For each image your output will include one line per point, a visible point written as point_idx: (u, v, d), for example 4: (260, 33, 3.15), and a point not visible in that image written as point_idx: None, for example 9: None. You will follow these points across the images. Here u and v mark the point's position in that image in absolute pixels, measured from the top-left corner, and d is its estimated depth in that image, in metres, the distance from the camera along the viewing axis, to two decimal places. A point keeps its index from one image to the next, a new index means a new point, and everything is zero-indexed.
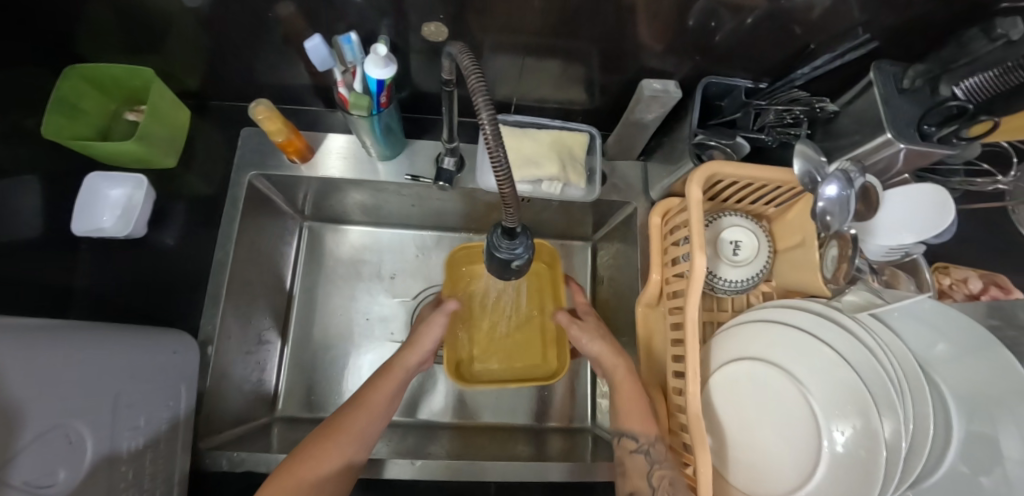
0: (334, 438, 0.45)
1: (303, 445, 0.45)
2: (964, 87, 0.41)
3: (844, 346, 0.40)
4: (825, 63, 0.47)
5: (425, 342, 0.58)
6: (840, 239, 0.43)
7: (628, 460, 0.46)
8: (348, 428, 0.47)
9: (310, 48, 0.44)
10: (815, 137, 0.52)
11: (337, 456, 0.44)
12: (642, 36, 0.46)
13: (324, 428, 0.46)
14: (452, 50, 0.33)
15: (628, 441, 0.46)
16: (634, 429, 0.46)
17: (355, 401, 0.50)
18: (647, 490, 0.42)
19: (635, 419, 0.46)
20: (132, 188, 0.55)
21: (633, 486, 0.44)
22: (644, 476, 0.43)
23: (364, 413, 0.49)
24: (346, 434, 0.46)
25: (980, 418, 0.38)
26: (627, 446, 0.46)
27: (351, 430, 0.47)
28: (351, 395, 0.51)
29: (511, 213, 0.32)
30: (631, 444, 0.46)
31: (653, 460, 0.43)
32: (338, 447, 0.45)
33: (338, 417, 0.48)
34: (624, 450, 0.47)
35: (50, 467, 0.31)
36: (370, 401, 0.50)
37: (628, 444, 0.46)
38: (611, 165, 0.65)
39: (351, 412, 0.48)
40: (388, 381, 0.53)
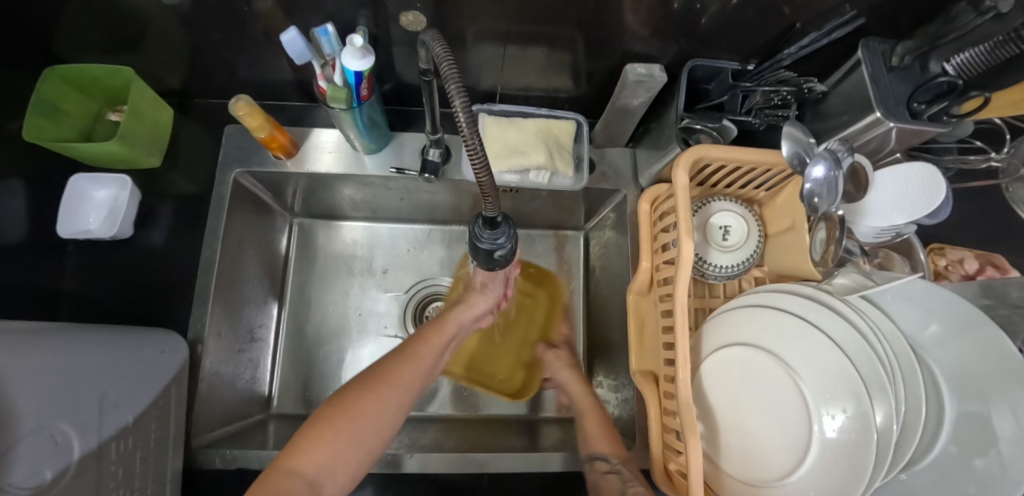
0: (386, 382, 0.42)
1: (349, 387, 0.41)
2: (955, 62, 0.40)
3: (834, 328, 0.40)
4: (812, 41, 0.46)
5: (478, 304, 0.57)
6: (828, 220, 0.42)
7: (601, 481, 0.46)
8: (401, 375, 0.44)
9: (286, 42, 0.42)
10: (803, 118, 0.52)
11: (388, 401, 0.41)
12: (624, 20, 0.45)
13: (373, 371, 0.43)
14: (425, 37, 0.32)
15: (600, 461, 0.49)
16: (604, 452, 0.50)
17: (407, 350, 0.47)
18: None
19: (602, 444, 0.51)
20: (116, 189, 0.55)
21: None
22: (618, 493, 0.44)
23: (416, 363, 0.46)
24: (399, 380, 0.43)
25: (972, 396, 0.38)
26: (598, 466, 0.48)
27: (403, 376, 0.44)
28: (400, 343, 0.48)
29: (490, 203, 0.31)
30: (604, 465, 0.48)
31: (625, 478, 0.46)
32: (391, 391, 0.42)
33: (387, 362, 0.45)
34: (597, 471, 0.48)
35: (36, 467, 0.31)
36: (421, 352, 0.48)
37: (600, 463, 0.48)
38: (599, 153, 0.65)
39: (401, 360, 0.45)
40: (438, 333, 0.51)
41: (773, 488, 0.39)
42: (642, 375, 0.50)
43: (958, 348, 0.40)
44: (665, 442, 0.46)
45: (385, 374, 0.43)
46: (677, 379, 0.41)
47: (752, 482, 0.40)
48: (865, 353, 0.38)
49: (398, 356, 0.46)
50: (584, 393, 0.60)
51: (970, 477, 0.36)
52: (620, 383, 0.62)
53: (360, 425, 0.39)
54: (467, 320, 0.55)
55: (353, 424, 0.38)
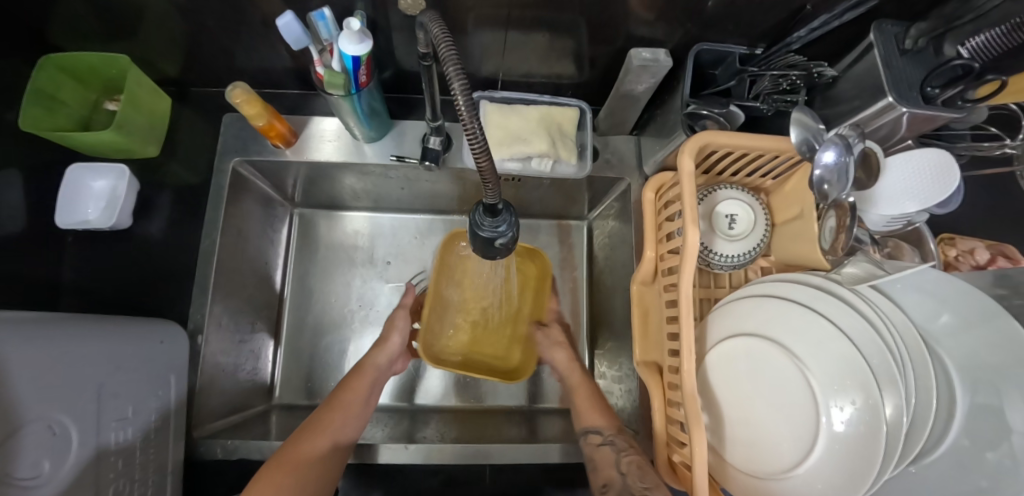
0: (320, 431, 0.46)
1: (288, 443, 0.45)
2: (969, 46, 0.38)
3: (844, 319, 0.39)
4: (821, 24, 0.45)
5: (393, 341, 0.58)
6: (838, 208, 0.41)
7: (596, 454, 0.49)
8: (332, 423, 0.47)
9: (281, 27, 0.41)
10: (813, 103, 0.50)
11: (323, 448, 0.45)
12: (627, 3, 0.44)
13: (305, 428, 0.46)
14: (423, 19, 0.31)
15: (594, 435, 0.51)
16: (597, 426, 0.52)
17: (334, 400, 0.50)
18: (617, 479, 0.45)
19: (596, 418, 0.53)
20: (115, 179, 0.54)
21: (605, 478, 0.45)
22: (612, 465, 0.46)
23: (344, 409, 0.49)
24: (329, 428, 0.47)
25: (985, 389, 0.37)
26: (593, 440, 0.50)
27: (332, 424, 0.47)
28: (327, 396, 0.51)
29: (492, 190, 0.31)
30: (597, 437, 0.50)
31: (617, 449, 0.48)
32: (321, 440, 0.45)
33: (317, 416, 0.48)
34: (591, 444, 0.50)
35: (34, 458, 0.32)
36: (347, 400, 0.51)
37: (593, 437, 0.50)
38: (602, 140, 0.64)
39: (329, 411, 0.49)
40: (366, 378, 0.54)
41: (777, 481, 0.39)
42: (645, 366, 0.50)
43: (970, 341, 0.39)
44: (669, 434, 0.46)
45: (316, 427, 0.46)
46: (682, 370, 0.40)
47: (756, 474, 0.40)
48: (874, 343, 0.37)
49: (324, 409, 0.49)
50: (572, 367, 0.61)
51: (980, 470, 0.36)
52: (623, 373, 0.62)
53: (302, 474, 0.42)
54: (385, 363, 0.56)
55: (292, 470, 0.41)
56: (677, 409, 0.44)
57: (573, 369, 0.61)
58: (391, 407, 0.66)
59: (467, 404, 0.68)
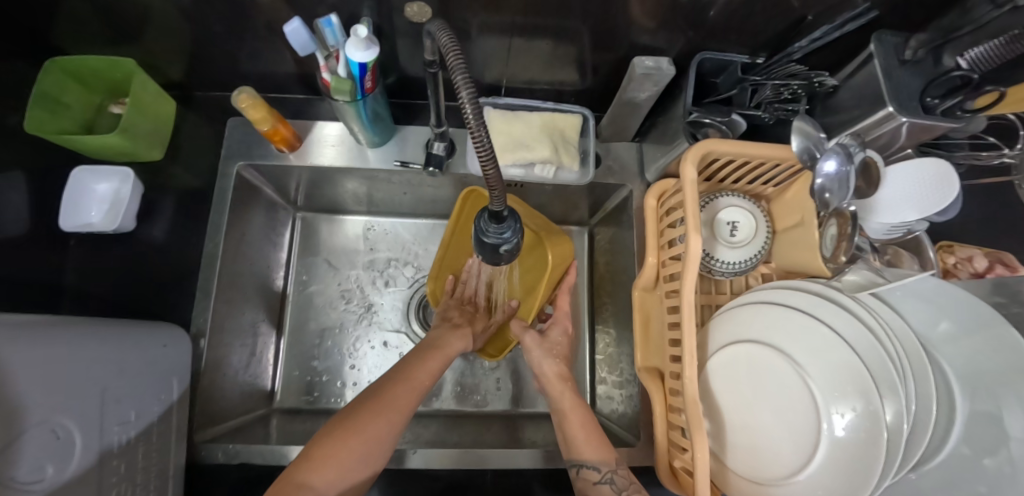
0: (388, 404, 0.47)
1: (351, 412, 0.45)
2: (969, 57, 0.38)
3: (844, 325, 0.39)
4: (823, 34, 0.44)
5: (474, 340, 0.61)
6: (839, 217, 0.41)
7: (592, 491, 0.46)
8: (398, 396, 0.48)
9: (289, 33, 0.42)
10: (813, 113, 0.51)
11: (388, 418, 0.45)
12: (631, 12, 0.45)
13: (376, 396, 0.47)
14: (430, 28, 0.31)
15: (589, 471, 0.47)
16: (592, 460, 0.48)
17: (399, 376, 0.51)
18: None
19: (589, 449, 0.49)
20: (118, 182, 0.54)
21: None
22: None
23: (411, 384, 0.50)
24: (399, 400, 0.48)
25: (985, 396, 0.37)
26: (588, 476, 0.47)
27: (399, 401, 0.48)
28: (392, 370, 0.52)
29: (497, 197, 0.31)
30: (594, 474, 0.47)
31: (618, 489, 0.45)
32: (390, 414, 0.46)
33: (381, 389, 0.48)
34: (586, 481, 0.47)
35: (39, 462, 0.32)
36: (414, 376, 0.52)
37: (590, 474, 0.47)
38: (605, 147, 0.64)
39: (394, 386, 0.49)
40: (431, 361, 0.55)
41: (779, 486, 0.39)
42: (646, 371, 0.50)
43: (970, 348, 0.39)
44: (670, 439, 0.46)
45: (385, 398, 0.47)
46: (684, 376, 0.41)
47: (756, 480, 0.40)
48: (875, 350, 0.37)
49: (394, 380, 0.50)
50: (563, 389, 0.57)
51: (979, 477, 0.36)
52: (625, 379, 0.62)
53: (367, 443, 0.43)
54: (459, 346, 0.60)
55: (362, 441, 0.43)
56: (678, 415, 0.45)
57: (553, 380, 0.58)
58: None
59: (469, 410, 0.67)
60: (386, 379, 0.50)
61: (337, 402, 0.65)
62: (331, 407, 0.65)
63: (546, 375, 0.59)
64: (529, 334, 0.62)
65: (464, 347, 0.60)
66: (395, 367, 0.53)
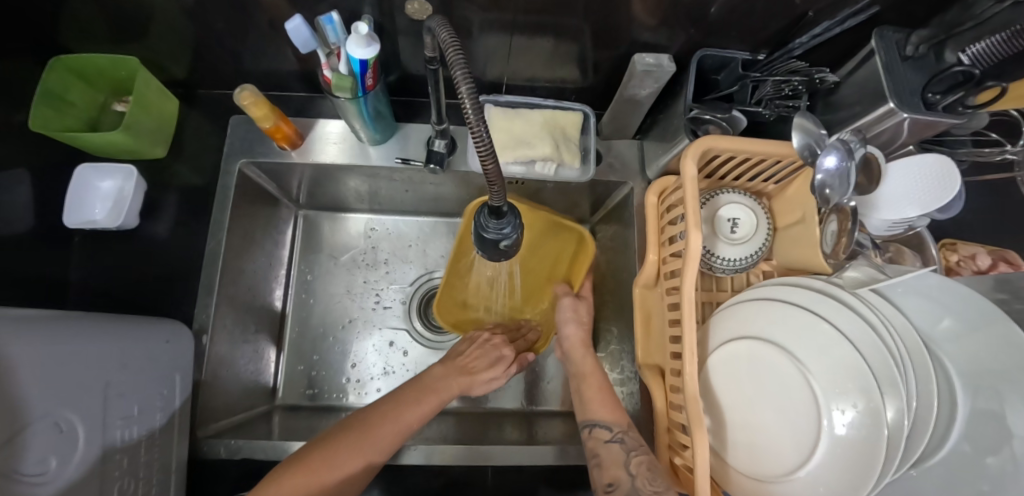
0: (367, 439, 0.45)
1: (335, 438, 0.44)
2: (970, 53, 0.38)
3: (845, 323, 0.39)
4: (824, 30, 0.45)
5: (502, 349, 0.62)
6: (840, 212, 0.41)
7: (602, 450, 0.45)
8: (381, 431, 0.46)
9: (292, 30, 0.42)
10: (814, 110, 0.51)
11: (363, 454, 0.44)
12: (633, 8, 0.45)
13: (359, 428, 0.46)
14: (431, 24, 0.31)
15: (600, 429, 0.47)
16: (605, 420, 0.48)
17: (387, 408, 0.49)
18: (624, 480, 0.41)
19: (602, 409, 0.49)
20: (122, 179, 0.55)
21: (611, 477, 0.42)
22: (621, 465, 0.43)
23: (399, 421, 0.48)
24: (380, 437, 0.46)
25: (986, 394, 0.37)
26: (598, 435, 0.47)
27: (381, 437, 0.46)
28: (385, 401, 0.50)
29: (496, 192, 0.31)
30: (605, 433, 0.47)
31: (626, 448, 0.44)
32: (366, 453, 0.44)
33: (367, 420, 0.47)
34: (596, 440, 0.47)
35: (42, 455, 0.32)
36: (406, 411, 0.50)
37: (601, 433, 0.47)
38: (606, 144, 0.64)
39: (378, 418, 0.47)
40: (422, 402, 0.52)
41: (779, 484, 0.39)
42: (647, 368, 0.50)
43: (971, 345, 0.39)
44: (670, 436, 0.46)
45: (367, 431, 0.46)
46: (684, 373, 0.41)
47: (756, 476, 0.40)
48: (877, 347, 0.37)
49: (384, 411, 0.48)
50: (585, 355, 0.57)
51: (981, 475, 0.36)
52: (627, 376, 0.62)
53: (337, 476, 0.42)
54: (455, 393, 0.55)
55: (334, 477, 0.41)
56: (678, 411, 0.45)
57: (582, 354, 0.57)
58: None
59: (471, 407, 0.68)
60: (377, 407, 0.49)
61: (339, 399, 0.65)
62: (333, 404, 0.65)
63: (569, 341, 0.58)
64: (566, 298, 0.62)
65: (462, 387, 0.56)
66: (389, 397, 0.51)
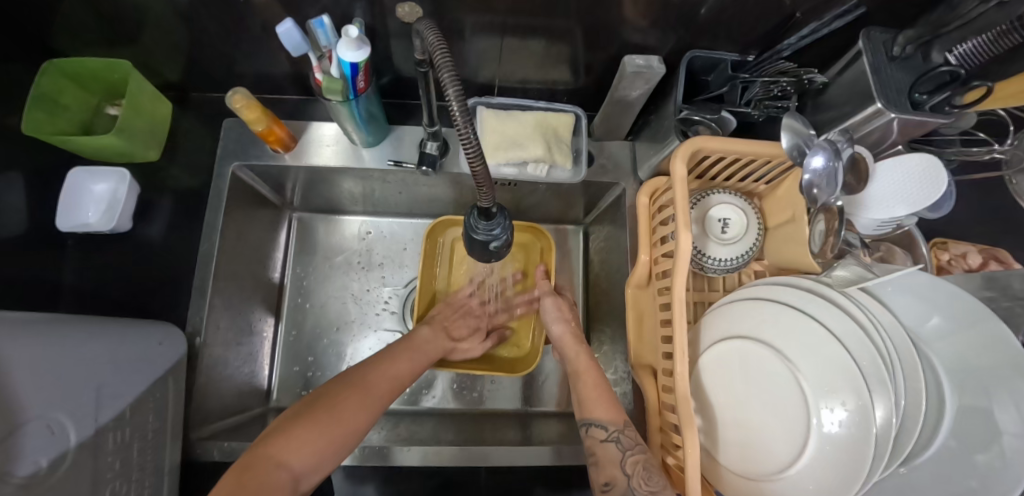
0: (365, 388, 0.45)
1: (330, 391, 0.44)
2: (957, 52, 0.39)
3: (835, 322, 0.39)
4: (811, 32, 0.45)
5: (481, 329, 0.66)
6: (827, 212, 0.42)
7: (599, 449, 0.45)
8: (377, 382, 0.47)
9: (282, 34, 0.42)
10: (804, 110, 0.51)
11: (365, 402, 0.44)
12: (622, 10, 0.45)
13: (355, 378, 0.46)
14: (419, 27, 0.31)
15: (596, 429, 0.46)
16: (602, 419, 0.46)
17: (376, 362, 0.50)
18: (621, 479, 0.41)
19: (600, 409, 0.47)
20: (115, 182, 0.55)
21: (608, 477, 0.42)
22: (617, 464, 0.43)
23: (391, 374, 0.49)
24: (379, 385, 0.47)
25: (975, 392, 0.37)
26: (595, 434, 0.46)
27: (378, 388, 0.47)
28: (372, 356, 0.51)
29: (486, 194, 0.31)
30: (601, 432, 0.45)
31: (623, 448, 0.43)
32: (370, 400, 0.45)
33: (360, 375, 0.47)
34: (594, 438, 0.46)
35: (32, 457, 0.32)
36: (394, 364, 0.51)
37: (598, 432, 0.46)
38: (599, 146, 0.65)
39: (373, 370, 0.48)
40: (404, 358, 0.53)
41: (770, 483, 0.39)
42: (640, 368, 0.51)
43: (959, 344, 0.39)
44: (663, 436, 0.46)
45: (363, 382, 0.46)
46: (675, 373, 0.41)
47: (747, 476, 0.40)
48: (865, 346, 0.37)
49: (374, 366, 0.49)
50: (578, 352, 0.56)
51: (970, 471, 0.36)
52: (620, 376, 0.62)
53: (345, 424, 0.41)
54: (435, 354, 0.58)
55: (341, 425, 0.41)
56: (670, 411, 0.45)
57: (575, 350, 0.56)
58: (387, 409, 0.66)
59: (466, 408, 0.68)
60: (366, 362, 0.49)
61: None
62: None
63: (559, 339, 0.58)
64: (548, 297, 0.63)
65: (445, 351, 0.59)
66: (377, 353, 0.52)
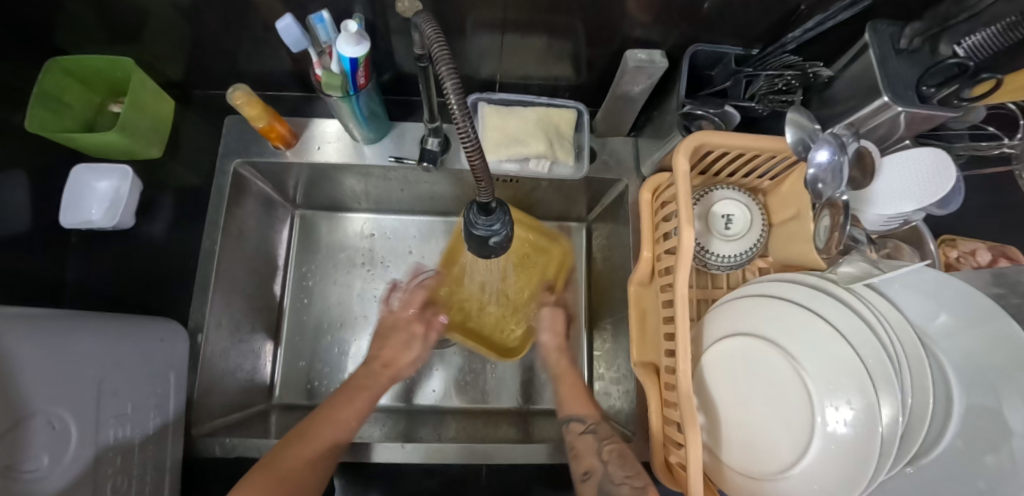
0: (298, 450, 0.44)
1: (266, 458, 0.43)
2: (966, 44, 0.38)
3: (840, 319, 0.38)
4: (816, 25, 0.44)
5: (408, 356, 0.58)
6: (831, 207, 0.41)
7: (578, 441, 0.49)
8: (315, 440, 0.46)
9: (281, 29, 0.42)
10: (809, 105, 0.51)
11: (298, 464, 0.43)
12: (625, 5, 0.44)
13: (291, 440, 0.45)
14: (417, 20, 0.31)
15: (575, 422, 0.51)
16: (580, 413, 0.52)
17: (316, 417, 0.48)
18: (597, 468, 0.45)
19: (578, 405, 0.53)
20: (118, 179, 0.55)
21: (585, 467, 0.46)
22: (594, 452, 0.47)
23: (331, 425, 0.48)
24: (312, 445, 0.45)
25: (980, 389, 0.37)
26: (574, 428, 0.51)
27: (312, 451, 0.44)
28: (314, 411, 0.50)
29: (485, 189, 0.31)
30: (579, 426, 0.51)
31: (599, 437, 0.49)
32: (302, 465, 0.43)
33: (294, 438, 0.45)
34: (573, 432, 0.50)
35: (32, 452, 0.32)
36: (336, 416, 0.49)
37: (576, 425, 0.51)
38: (601, 142, 0.64)
39: (309, 428, 0.47)
40: (352, 402, 0.52)
41: (773, 481, 0.39)
42: (642, 367, 0.50)
43: (967, 342, 0.38)
44: (665, 435, 0.46)
45: (298, 443, 0.45)
46: (678, 370, 0.40)
47: (750, 475, 0.40)
48: (871, 343, 0.36)
49: (311, 423, 0.48)
50: (559, 356, 0.59)
51: (978, 471, 0.35)
52: (621, 374, 0.61)
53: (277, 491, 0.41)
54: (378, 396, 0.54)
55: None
56: (673, 409, 0.44)
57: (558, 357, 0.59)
58: (388, 406, 0.66)
59: (469, 405, 0.68)
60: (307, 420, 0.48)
61: None
62: None
63: (544, 345, 0.59)
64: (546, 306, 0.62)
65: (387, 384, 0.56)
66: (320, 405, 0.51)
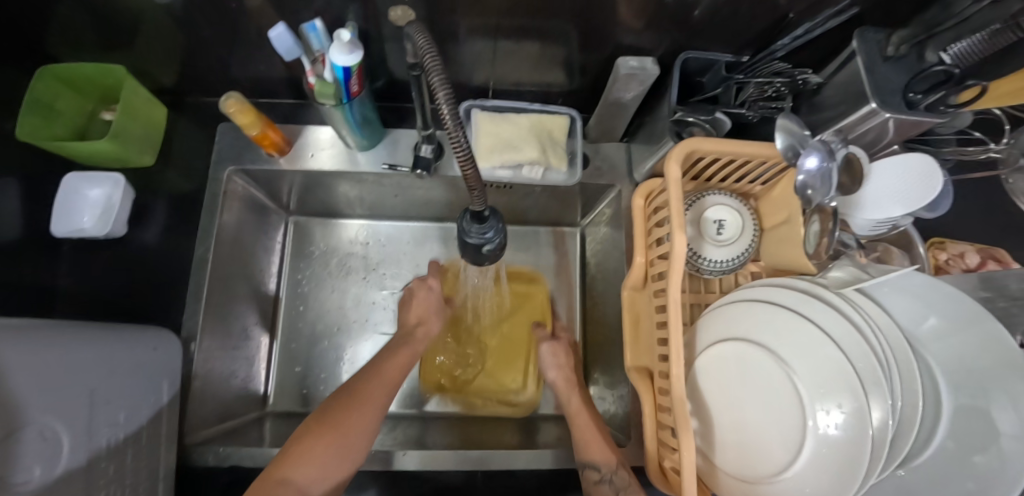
0: (358, 396, 0.46)
1: (328, 408, 0.45)
2: (952, 51, 0.38)
3: (830, 323, 0.39)
4: (804, 32, 0.46)
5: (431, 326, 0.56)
6: (820, 213, 0.43)
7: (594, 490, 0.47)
8: (371, 391, 0.47)
9: (274, 38, 0.43)
10: (798, 111, 0.51)
11: (362, 410, 0.45)
12: (616, 13, 0.45)
13: (350, 390, 0.47)
14: (409, 30, 0.31)
15: (591, 470, 0.48)
16: (595, 459, 0.49)
17: (369, 369, 0.50)
18: None
19: (595, 449, 0.49)
20: (110, 187, 0.55)
21: None
22: None
23: (385, 377, 0.49)
24: (371, 395, 0.46)
25: (969, 391, 0.37)
26: (591, 476, 0.48)
27: (375, 394, 0.47)
28: (369, 363, 0.51)
29: (477, 197, 0.31)
30: (595, 474, 0.48)
31: (617, 488, 0.46)
32: (363, 410, 0.45)
33: (356, 382, 0.48)
34: (589, 480, 0.48)
35: (25, 463, 0.32)
36: (387, 366, 0.50)
37: (591, 472, 0.48)
38: (594, 147, 0.65)
39: (368, 377, 0.48)
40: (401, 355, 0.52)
41: (766, 484, 0.39)
42: (637, 371, 0.50)
43: (956, 345, 0.39)
44: (659, 439, 0.46)
45: (356, 392, 0.46)
46: (671, 375, 0.40)
47: (743, 478, 0.40)
48: (861, 346, 0.37)
49: (365, 374, 0.49)
50: (571, 392, 0.57)
51: (968, 472, 0.36)
52: (616, 379, 0.62)
53: (344, 437, 0.43)
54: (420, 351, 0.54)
55: (334, 440, 0.42)
56: (666, 414, 0.44)
57: (569, 392, 0.58)
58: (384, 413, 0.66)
59: (466, 411, 0.68)
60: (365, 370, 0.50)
61: None
62: None
63: (554, 381, 0.59)
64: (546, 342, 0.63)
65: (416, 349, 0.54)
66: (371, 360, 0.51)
